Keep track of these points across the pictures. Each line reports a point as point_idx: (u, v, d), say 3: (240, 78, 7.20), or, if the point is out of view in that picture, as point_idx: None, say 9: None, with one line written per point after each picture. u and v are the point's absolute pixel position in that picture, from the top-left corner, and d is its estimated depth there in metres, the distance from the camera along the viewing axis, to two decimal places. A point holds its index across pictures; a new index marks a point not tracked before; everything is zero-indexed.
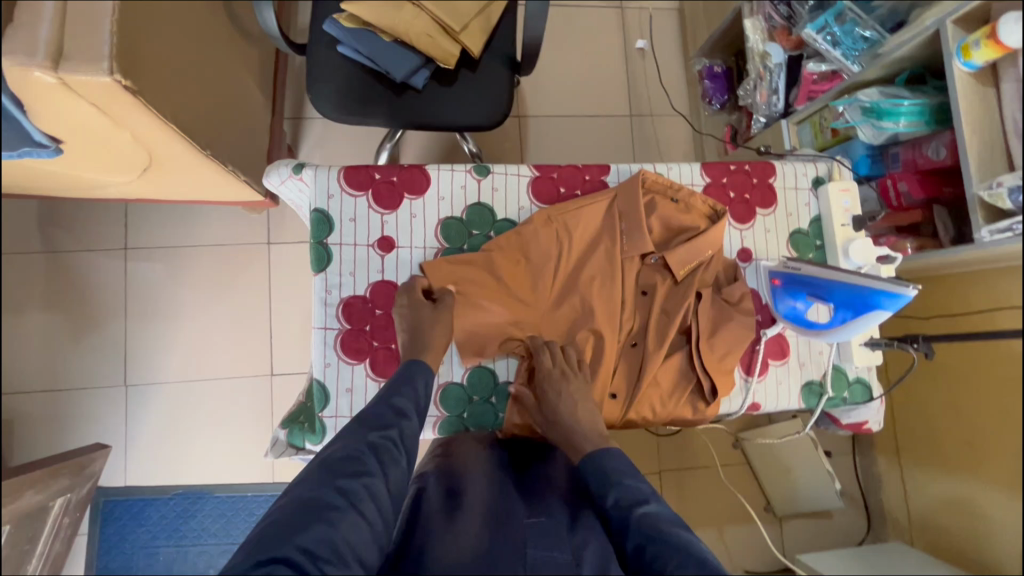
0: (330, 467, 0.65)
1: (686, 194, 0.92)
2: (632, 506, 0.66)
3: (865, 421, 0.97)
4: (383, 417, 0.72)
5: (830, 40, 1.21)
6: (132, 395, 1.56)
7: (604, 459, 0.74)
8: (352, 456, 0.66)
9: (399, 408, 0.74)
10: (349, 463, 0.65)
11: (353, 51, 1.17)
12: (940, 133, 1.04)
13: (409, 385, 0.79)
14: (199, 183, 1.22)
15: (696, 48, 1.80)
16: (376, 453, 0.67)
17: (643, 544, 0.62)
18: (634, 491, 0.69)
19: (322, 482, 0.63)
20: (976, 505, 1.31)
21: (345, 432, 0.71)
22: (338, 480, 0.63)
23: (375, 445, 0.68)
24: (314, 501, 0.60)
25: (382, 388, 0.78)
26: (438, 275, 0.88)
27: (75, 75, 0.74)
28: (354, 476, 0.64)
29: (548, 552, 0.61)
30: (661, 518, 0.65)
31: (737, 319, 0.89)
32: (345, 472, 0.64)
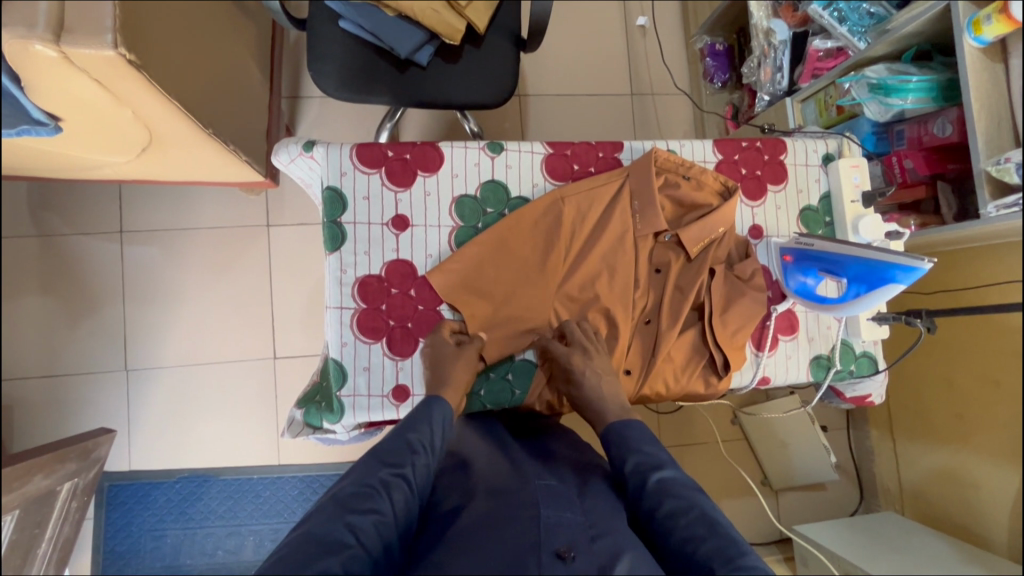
0: (341, 504, 0.61)
1: (697, 171, 0.92)
2: (649, 472, 0.70)
3: (869, 395, 1.00)
4: (398, 453, 0.68)
5: (836, 16, 1.21)
6: (133, 379, 1.55)
7: (624, 428, 0.77)
8: (363, 493, 0.62)
9: (414, 444, 0.70)
10: (360, 499, 0.61)
11: (355, 26, 1.15)
12: (947, 110, 1.05)
13: (426, 419, 0.74)
14: (199, 163, 1.20)
15: (698, 26, 1.79)
16: (389, 491, 0.63)
17: (655, 507, 0.67)
18: (653, 457, 0.72)
19: (331, 518, 0.59)
20: (961, 478, 1.38)
21: (358, 469, 0.67)
22: (348, 516, 0.59)
23: (387, 484, 0.64)
24: (322, 537, 0.56)
25: (399, 422, 0.74)
26: (455, 253, 0.88)
27: (79, 49, 0.72)
28: (364, 514, 0.60)
29: (560, 514, 0.63)
30: (678, 484, 0.68)
31: (750, 295, 0.90)
32: (356, 508, 0.60)
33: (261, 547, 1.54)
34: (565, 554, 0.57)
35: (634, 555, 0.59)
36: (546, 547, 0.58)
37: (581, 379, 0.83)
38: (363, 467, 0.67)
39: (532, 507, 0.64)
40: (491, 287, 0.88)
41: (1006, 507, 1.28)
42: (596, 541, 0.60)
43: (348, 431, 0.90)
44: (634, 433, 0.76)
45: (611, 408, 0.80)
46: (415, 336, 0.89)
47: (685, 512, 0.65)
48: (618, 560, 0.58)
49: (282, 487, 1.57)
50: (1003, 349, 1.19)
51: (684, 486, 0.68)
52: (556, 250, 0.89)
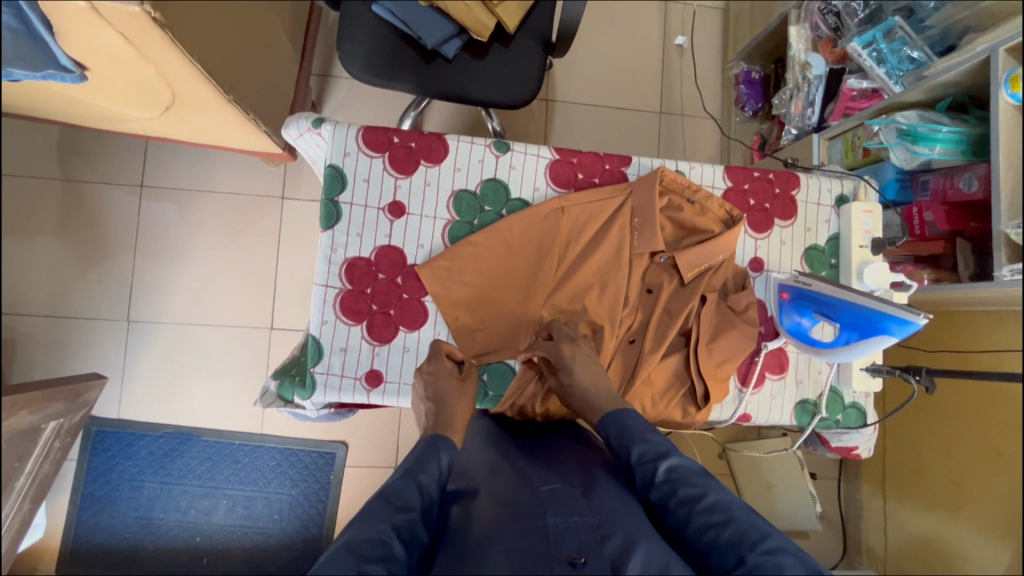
0: (353, 549, 0.56)
1: (703, 196, 0.89)
2: (657, 461, 0.70)
3: (856, 447, 0.96)
4: (409, 496, 0.64)
5: (875, 57, 1.18)
6: (133, 330, 1.58)
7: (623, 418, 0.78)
8: (377, 539, 0.57)
9: (423, 486, 0.66)
10: (374, 544, 0.57)
11: (387, 11, 1.15)
12: (975, 165, 1.01)
13: (435, 458, 0.71)
14: (221, 128, 1.21)
15: (736, 52, 1.76)
16: (401, 537, 0.59)
17: (668, 495, 0.68)
18: (657, 445, 0.72)
19: (346, 566, 0.54)
20: (954, 545, 1.32)
21: (363, 514, 0.62)
22: (364, 564, 0.54)
23: (400, 530, 0.59)
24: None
25: (402, 466, 0.70)
26: (446, 248, 0.88)
27: (108, 1, 0.73)
28: (381, 561, 0.55)
29: (567, 520, 0.63)
30: (688, 471, 0.69)
31: (740, 327, 0.87)
32: (372, 555, 0.55)
33: (233, 512, 1.56)
34: (576, 561, 0.58)
35: (648, 546, 0.60)
36: (558, 557, 0.58)
37: (583, 384, 0.82)
38: (369, 509, 0.62)
39: (539, 516, 0.64)
40: (484, 288, 0.88)
41: None
42: (605, 543, 0.61)
43: (318, 408, 0.90)
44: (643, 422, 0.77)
45: (612, 409, 0.79)
46: (396, 324, 0.89)
47: (699, 497, 0.66)
48: (629, 558, 0.59)
49: (262, 456, 1.58)
50: (1010, 420, 1.15)
51: (693, 472, 0.70)
52: (552, 256, 0.88)
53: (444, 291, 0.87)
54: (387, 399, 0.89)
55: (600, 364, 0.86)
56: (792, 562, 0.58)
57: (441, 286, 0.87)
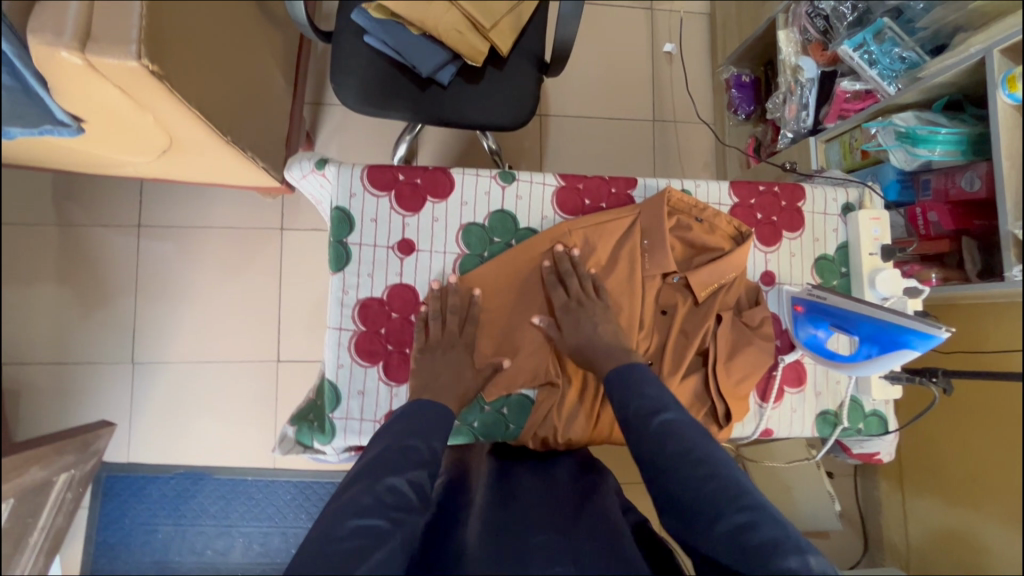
0: (380, 496, 0.62)
1: (711, 214, 0.88)
2: (651, 415, 0.71)
3: (878, 452, 0.96)
4: (421, 453, 0.70)
5: (867, 59, 1.19)
6: (138, 372, 1.57)
7: (626, 371, 0.77)
8: (396, 488, 0.64)
9: (434, 448, 0.71)
10: (396, 494, 0.63)
11: (379, 41, 1.15)
12: (975, 164, 1.02)
13: (443, 428, 0.75)
14: (216, 166, 1.21)
15: (725, 56, 1.77)
16: (417, 488, 0.66)
17: (660, 448, 0.68)
18: (654, 401, 0.73)
19: (371, 511, 0.61)
20: (973, 538, 1.33)
21: (375, 462, 0.68)
22: (391, 510, 0.61)
23: (416, 484, 0.66)
24: (368, 530, 0.58)
25: (404, 424, 0.74)
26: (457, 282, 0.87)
27: (103, 57, 0.73)
28: (402, 509, 0.62)
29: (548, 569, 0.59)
30: (683, 425, 0.69)
31: (757, 344, 0.86)
32: (395, 502, 0.62)
33: (249, 549, 1.54)
34: None
35: None
36: None
37: None
38: (381, 458, 0.68)
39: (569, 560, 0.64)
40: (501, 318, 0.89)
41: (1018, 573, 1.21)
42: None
43: (338, 452, 0.89)
44: (632, 386, 0.75)
45: None
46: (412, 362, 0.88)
47: (687, 451, 0.66)
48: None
49: (276, 491, 1.57)
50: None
51: (688, 430, 0.69)
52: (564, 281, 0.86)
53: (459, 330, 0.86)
54: None
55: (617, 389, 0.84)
56: (771, 520, 0.60)
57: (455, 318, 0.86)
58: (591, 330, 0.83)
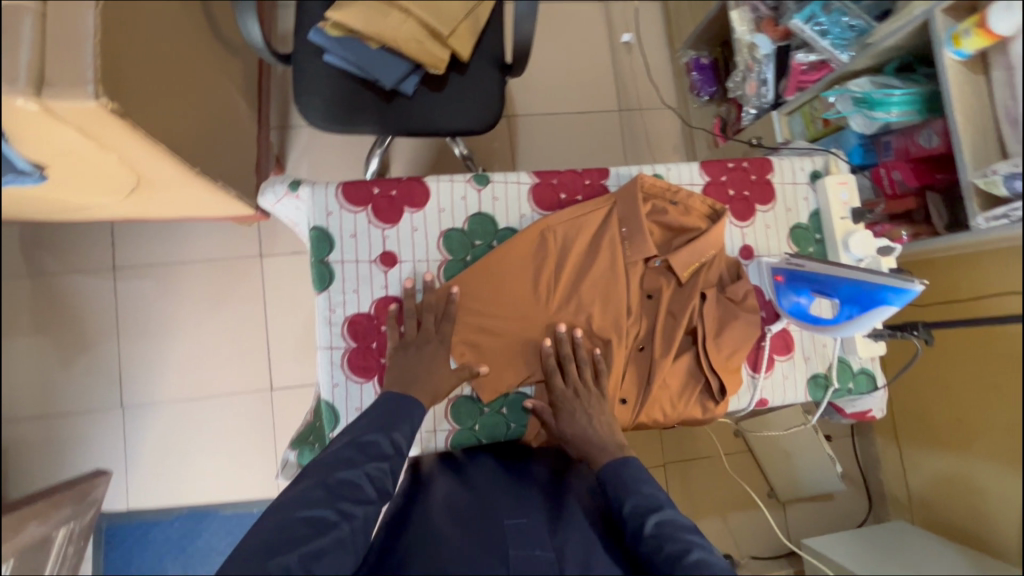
0: (331, 488, 0.65)
1: (684, 196, 0.90)
2: (647, 515, 0.68)
3: (869, 410, 0.98)
4: (382, 446, 0.71)
5: (818, 30, 1.22)
6: (130, 417, 1.54)
7: (620, 466, 0.76)
8: (350, 484, 0.66)
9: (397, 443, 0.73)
10: (349, 487, 0.66)
11: (339, 59, 1.15)
12: (933, 120, 1.05)
13: (409, 420, 0.76)
14: (187, 199, 1.19)
15: (683, 41, 1.80)
16: (372, 480, 0.68)
17: (654, 550, 0.65)
18: (649, 499, 0.71)
19: (322, 503, 0.63)
20: (972, 481, 1.38)
21: (336, 454, 0.70)
22: (339, 502, 0.64)
23: (373, 477, 0.68)
24: (313, 521, 0.61)
25: (372, 419, 0.75)
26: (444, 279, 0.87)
27: (61, 101, 0.71)
28: (354, 504, 0.64)
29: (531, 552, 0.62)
30: (677, 525, 0.67)
31: (743, 317, 0.87)
32: (345, 494, 0.65)
33: None
34: None
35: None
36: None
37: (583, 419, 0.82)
38: (343, 451, 0.70)
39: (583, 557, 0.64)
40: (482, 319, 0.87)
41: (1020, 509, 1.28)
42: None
43: None
44: (627, 481, 0.73)
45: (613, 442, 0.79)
46: None
47: (684, 554, 0.63)
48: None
49: None
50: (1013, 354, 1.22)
51: (681, 530, 0.67)
52: (561, 372, 0.85)
53: (437, 331, 0.85)
54: None
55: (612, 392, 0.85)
56: None
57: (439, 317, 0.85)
58: (586, 423, 0.81)
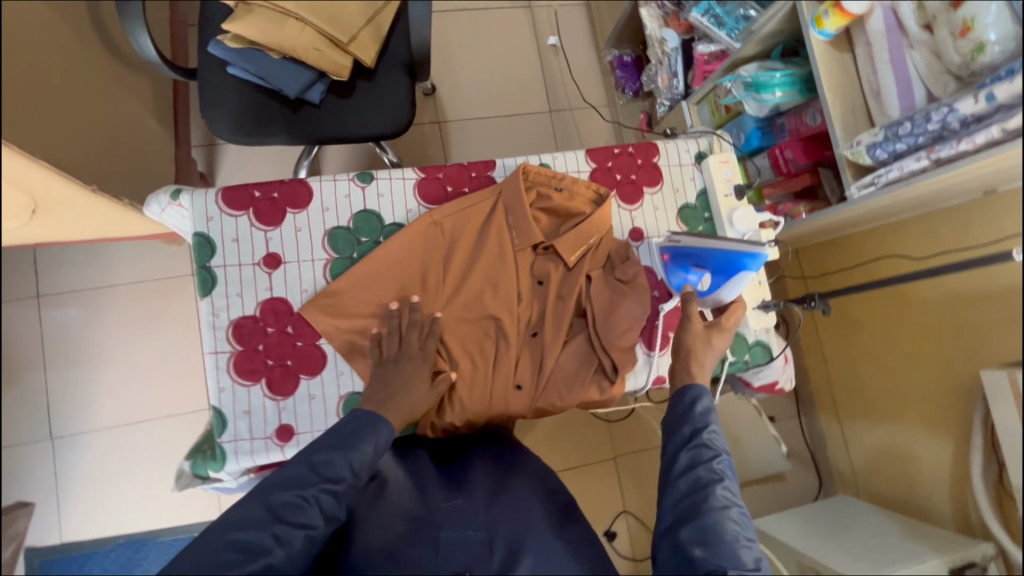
0: (274, 509, 0.65)
1: (569, 182, 0.92)
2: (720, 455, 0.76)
3: (776, 381, 1.00)
4: (337, 466, 0.69)
5: (715, 21, 1.26)
6: (59, 447, 1.50)
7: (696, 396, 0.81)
8: (294, 507, 0.65)
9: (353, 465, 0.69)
10: (292, 511, 0.65)
11: (242, 70, 1.16)
12: (813, 101, 1.10)
13: (369, 437, 0.72)
14: (98, 219, 1.18)
15: (605, 40, 1.85)
16: (319, 505, 0.66)
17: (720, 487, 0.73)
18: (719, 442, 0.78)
19: (260, 526, 0.63)
20: (905, 451, 1.41)
21: (288, 471, 0.68)
22: (278, 526, 0.64)
23: (320, 501, 0.66)
24: (249, 544, 0.62)
25: (340, 430, 0.73)
26: (439, 298, 0.89)
27: None
28: (294, 528, 0.64)
29: (462, 532, 0.69)
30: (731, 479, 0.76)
31: (631, 296, 0.89)
32: (287, 518, 0.64)
33: None
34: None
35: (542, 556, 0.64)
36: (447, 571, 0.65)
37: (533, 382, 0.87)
38: (293, 470, 0.68)
39: None
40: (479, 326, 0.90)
41: (949, 478, 1.29)
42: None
43: (236, 477, 0.88)
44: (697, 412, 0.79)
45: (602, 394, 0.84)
46: (296, 373, 0.87)
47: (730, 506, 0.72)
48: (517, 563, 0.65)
49: None
50: (924, 322, 1.25)
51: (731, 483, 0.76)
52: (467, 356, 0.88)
53: (421, 346, 0.84)
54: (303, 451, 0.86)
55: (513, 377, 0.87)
56: None
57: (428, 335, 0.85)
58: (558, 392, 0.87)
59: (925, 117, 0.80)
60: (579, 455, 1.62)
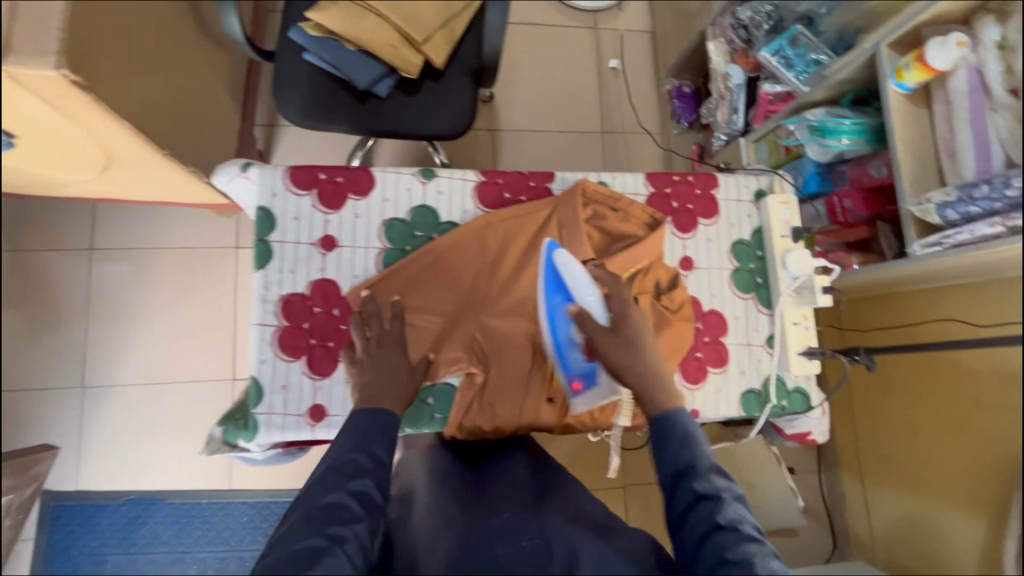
0: (316, 515, 0.61)
1: (625, 203, 0.92)
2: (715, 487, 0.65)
3: (809, 432, 0.98)
4: (361, 460, 0.67)
5: (784, 63, 1.25)
6: (88, 397, 1.54)
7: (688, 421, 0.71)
8: (336, 504, 0.62)
9: (376, 452, 0.68)
10: (335, 510, 0.62)
11: (318, 58, 1.20)
12: (882, 151, 1.08)
13: (382, 427, 0.72)
14: (162, 183, 1.22)
15: (666, 69, 1.85)
16: (358, 499, 0.64)
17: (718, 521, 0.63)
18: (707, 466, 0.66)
19: (310, 532, 0.60)
20: (935, 526, 1.34)
21: (318, 481, 0.65)
22: (328, 527, 0.60)
23: (358, 495, 0.64)
24: (305, 552, 0.58)
25: (349, 432, 0.71)
26: (398, 285, 0.91)
27: (24, 70, 0.74)
28: (344, 525, 0.61)
29: (516, 546, 0.64)
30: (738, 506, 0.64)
31: (676, 326, 0.88)
32: (333, 519, 0.61)
33: None
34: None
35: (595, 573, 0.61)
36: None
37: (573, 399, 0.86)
38: (324, 476, 0.66)
39: (487, 548, 0.64)
40: (475, 328, 0.90)
41: (980, 562, 1.23)
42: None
43: (264, 449, 0.89)
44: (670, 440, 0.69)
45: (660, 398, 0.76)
46: (335, 356, 0.89)
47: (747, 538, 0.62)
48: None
49: (232, 513, 1.54)
50: (973, 395, 1.18)
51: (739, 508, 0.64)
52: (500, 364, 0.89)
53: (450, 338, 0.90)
54: (333, 432, 0.88)
55: (547, 389, 0.88)
56: None
57: (395, 320, 0.86)
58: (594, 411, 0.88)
59: (1004, 183, 0.77)
60: (589, 479, 1.60)
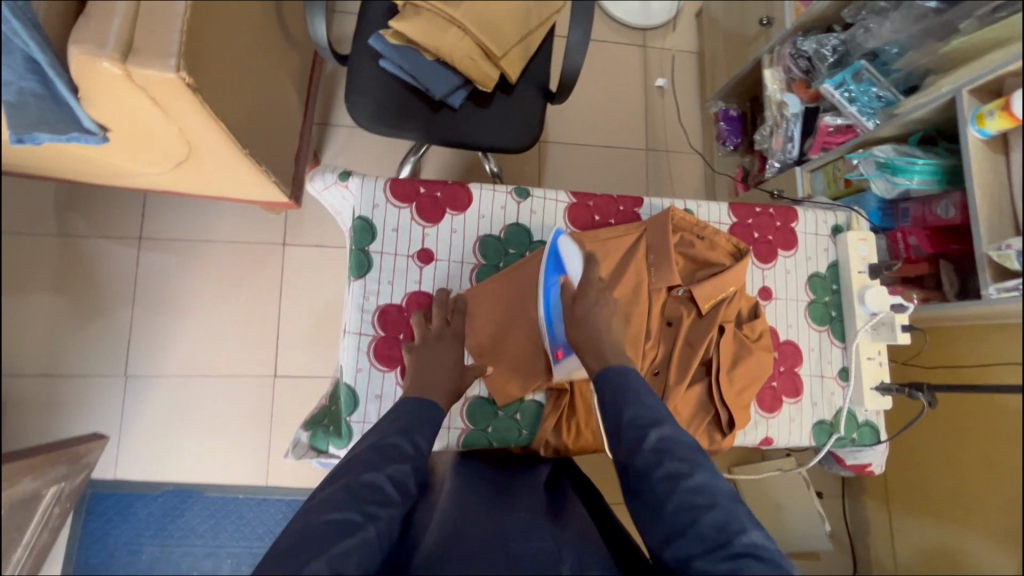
0: (354, 491, 0.65)
1: (711, 232, 0.96)
2: (650, 429, 0.70)
3: (869, 464, 1.02)
4: (403, 446, 0.72)
5: (847, 96, 1.27)
6: (130, 386, 1.54)
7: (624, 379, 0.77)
8: (373, 484, 0.66)
9: (418, 442, 0.74)
10: (373, 490, 0.66)
11: (395, 66, 1.21)
12: (951, 192, 1.10)
13: (429, 422, 0.78)
14: (230, 180, 1.23)
15: (714, 91, 1.87)
16: (396, 483, 0.68)
17: (655, 467, 0.67)
18: (651, 413, 0.72)
19: (347, 506, 0.63)
20: (960, 556, 1.36)
21: (358, 459, 0.70)
22: (364, 505, 0.63)
23: (396, 479, 0.68)
24: (341, 523, 0.60)
25: (396, 420, 0.77)
26: (472, 288, 0.96)
27: (142, 69, 0.76)
28: (379, 505, 0.64)
29: (529, 544, 0.66)
30: (679, 445, 0.69)
31: (756, 355, 0.92)
32: (369, 497, 0.64)
33: (237, 570, 1.51)
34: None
35: None
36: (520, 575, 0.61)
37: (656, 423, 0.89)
38: (364, 456, 0.70)
39: (503, 542, 0.66)
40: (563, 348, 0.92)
41: None
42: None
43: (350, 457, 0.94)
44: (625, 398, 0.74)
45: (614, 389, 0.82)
46: None
47: (688, 477, 0.66)
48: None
49: (268, 509, 1.54)
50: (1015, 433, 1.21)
51: (685, 447, 0.69)
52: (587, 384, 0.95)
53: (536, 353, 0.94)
54: None
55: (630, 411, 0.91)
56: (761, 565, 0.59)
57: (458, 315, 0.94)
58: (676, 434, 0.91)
59: None
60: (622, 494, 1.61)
